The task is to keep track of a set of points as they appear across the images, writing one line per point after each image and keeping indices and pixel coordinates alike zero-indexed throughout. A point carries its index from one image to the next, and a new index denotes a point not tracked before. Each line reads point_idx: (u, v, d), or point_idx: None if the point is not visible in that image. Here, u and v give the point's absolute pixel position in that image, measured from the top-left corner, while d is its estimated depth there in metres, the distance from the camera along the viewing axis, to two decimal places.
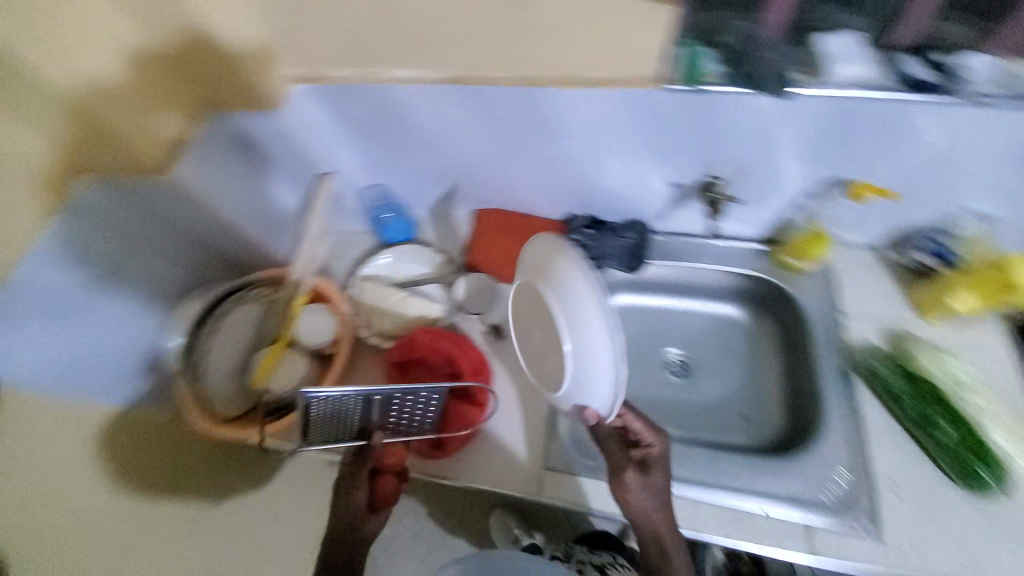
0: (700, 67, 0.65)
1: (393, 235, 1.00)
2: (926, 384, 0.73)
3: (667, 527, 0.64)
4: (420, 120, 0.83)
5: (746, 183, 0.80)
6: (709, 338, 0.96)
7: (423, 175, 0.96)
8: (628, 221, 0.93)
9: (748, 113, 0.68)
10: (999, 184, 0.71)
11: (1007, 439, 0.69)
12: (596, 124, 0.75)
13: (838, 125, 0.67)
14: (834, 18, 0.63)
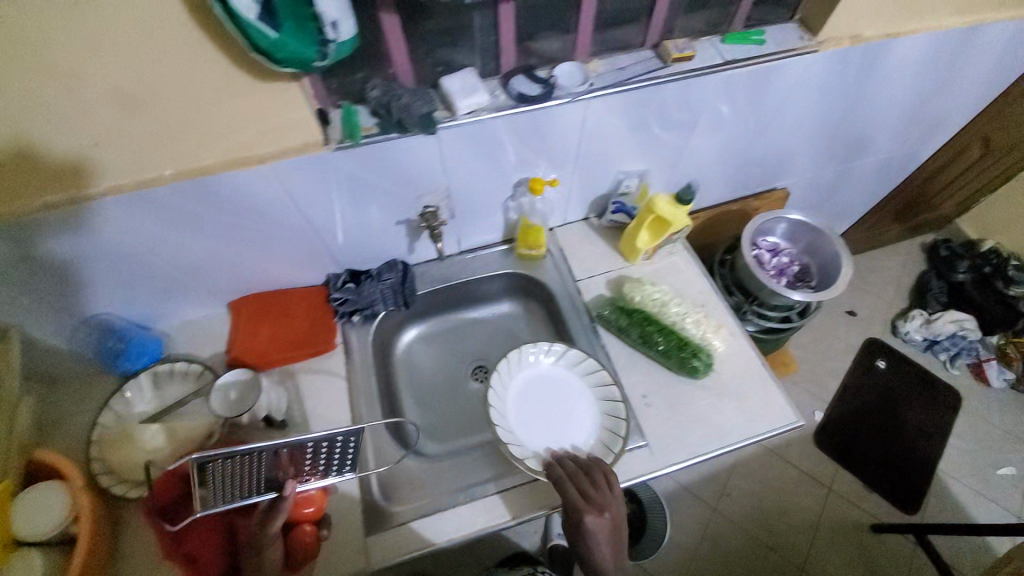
0: (357, 123, 0.71)
1: (137, 363, 0.87)
2: (637, 313, 0.93)
3: (604, 530, 0.71)
4: (100, 242, 0.74)
5: (461, 203, 0.90)
6: (495, 335, 1.10)
7: (145, 292, 0.86)
8: (385, 263, 1.00)
9: (421, 149, 0.75)
10: (634, 151, 0.92)
11: (695, 326, 0.92)
12: (285, 202, 0.78)
13: (500, 141, 0.79)
14: (453, 59, 0.72)
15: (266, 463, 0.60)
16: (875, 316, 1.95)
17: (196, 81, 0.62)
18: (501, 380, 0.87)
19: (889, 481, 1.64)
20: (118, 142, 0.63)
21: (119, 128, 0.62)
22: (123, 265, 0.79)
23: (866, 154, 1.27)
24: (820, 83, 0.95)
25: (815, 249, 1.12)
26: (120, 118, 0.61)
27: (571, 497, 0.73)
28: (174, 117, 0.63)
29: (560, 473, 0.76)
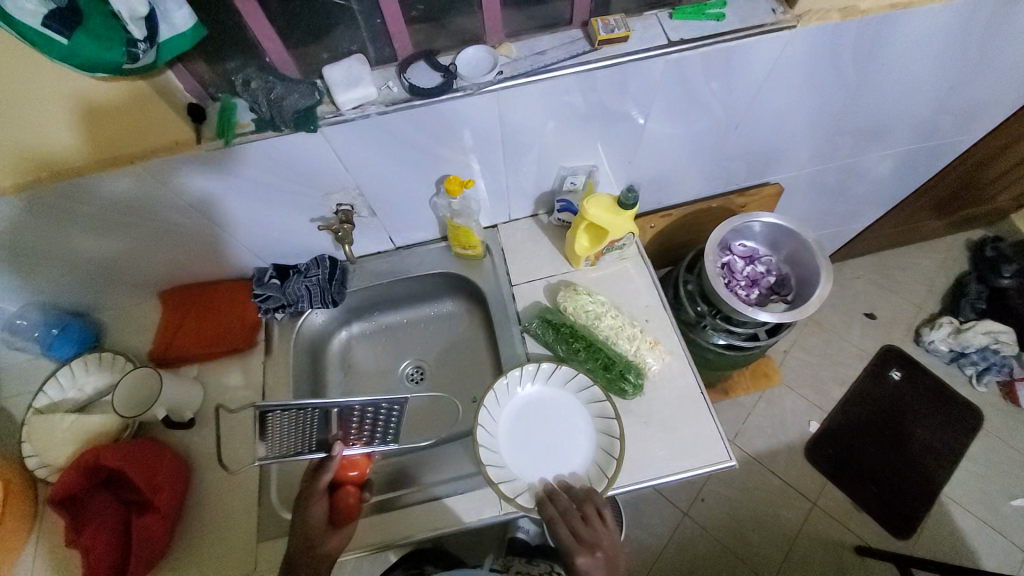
0: (234, 120, 0.67)
1: (66, 350, 0.89)
2: (565, 326, 0.86)
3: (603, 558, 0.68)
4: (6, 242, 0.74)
5: (378, 199, 0.85)
6: (434, 333, 1.05)
7: (67, 284, 0.86)
8: (313, 259, 0.96)
9: (312, 147, 0.70)
10: (570, 145, 0.83)
11: (628, 342, 0.85)
12: (184, 200, 0.75)
13: (405, 138, 0.73)
14: (341, 46, 0.67)
15: (321, 423, 0.72)
16: (897, 321, 1.74)
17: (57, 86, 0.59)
18: (492, 414, 0.80)
19: (882, 502, 1.50)
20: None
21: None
22: (40, 262, 0.80)
23: (878, 146, 1.09)
24: (802, 70, 0.79)
25: (796, 258, 1.00)
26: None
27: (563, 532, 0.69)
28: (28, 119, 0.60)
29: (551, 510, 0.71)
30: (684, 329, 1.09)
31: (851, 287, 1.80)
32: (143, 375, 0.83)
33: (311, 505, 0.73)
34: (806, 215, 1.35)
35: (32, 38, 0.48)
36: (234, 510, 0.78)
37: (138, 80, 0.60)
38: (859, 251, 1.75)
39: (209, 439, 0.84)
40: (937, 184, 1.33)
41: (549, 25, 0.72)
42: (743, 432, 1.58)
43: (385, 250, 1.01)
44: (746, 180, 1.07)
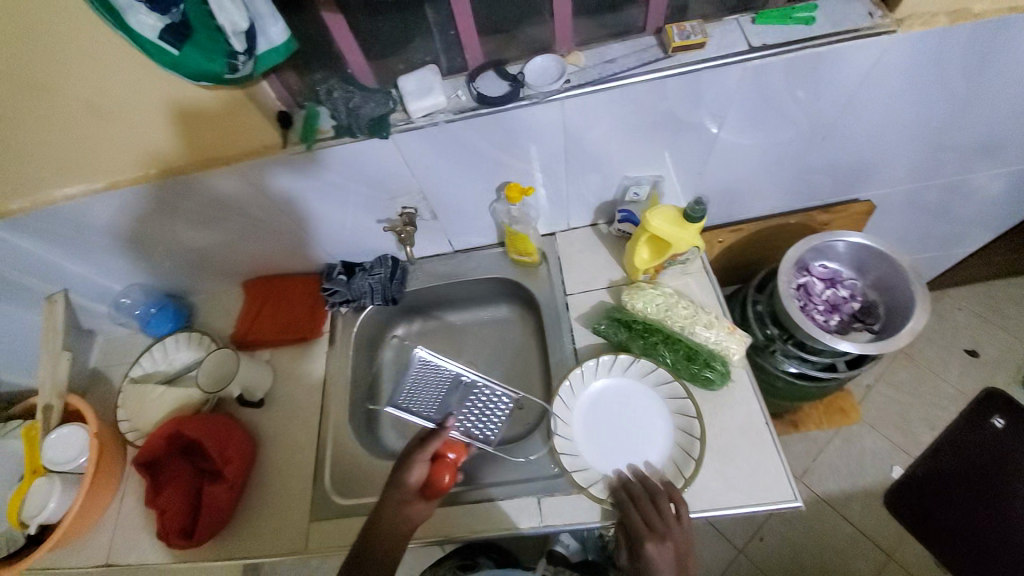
0: (316, 126, 0.73)
1: (163, 328, 0.99)
2: (637, 324, 0.84)
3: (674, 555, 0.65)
4: (121, 230, 0.85)
5: (439, 204, 0.88)
6: (484, 338, 1.06)
7: (169, 270, 0.97)
8: (377, 258, 1.01)
9: (383, 152, 0.74)
10: (635, 155, 0.81)
11: (709, 330, 0.81)
12: (266, 200, 0.82)
13: (470, 146, 0.75)
14: (415, 57, 0.70)
15: (450, 388, 0.85)
16: (1008, 361, 1.51)
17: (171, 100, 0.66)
18: (565, 404, 0.80)
19: (977, 567, 1.31)
20: (106, 145, 0.70)
21: (102, 134, 0.69)
22: (149, 249, 0.91)
23: (996, 162, 0.96)
24: (904, 77, 0.71)
25: (886, 284, 0.90)
26: (110, 129, 0.68)
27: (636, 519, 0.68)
28: (144, 124, 0.68)
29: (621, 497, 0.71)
30: (748, 352, 1.01)
31: (951, 319, 1.59)
32: (225, 356, 0.92)
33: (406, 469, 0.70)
34: (897, 236, 1.22)
35: (148, 48, 0.54)
36: (290, 488, 0.84)
37: (236, 91, 0.66)
38: (964, 279, 1.54)
39: (274, 420, 0.91)
40: None
41: (621, 33, 0.71)
42: (810, 469, 1.44)
43: (443, 253, 1.04)
44: (831, 195, 0.98)
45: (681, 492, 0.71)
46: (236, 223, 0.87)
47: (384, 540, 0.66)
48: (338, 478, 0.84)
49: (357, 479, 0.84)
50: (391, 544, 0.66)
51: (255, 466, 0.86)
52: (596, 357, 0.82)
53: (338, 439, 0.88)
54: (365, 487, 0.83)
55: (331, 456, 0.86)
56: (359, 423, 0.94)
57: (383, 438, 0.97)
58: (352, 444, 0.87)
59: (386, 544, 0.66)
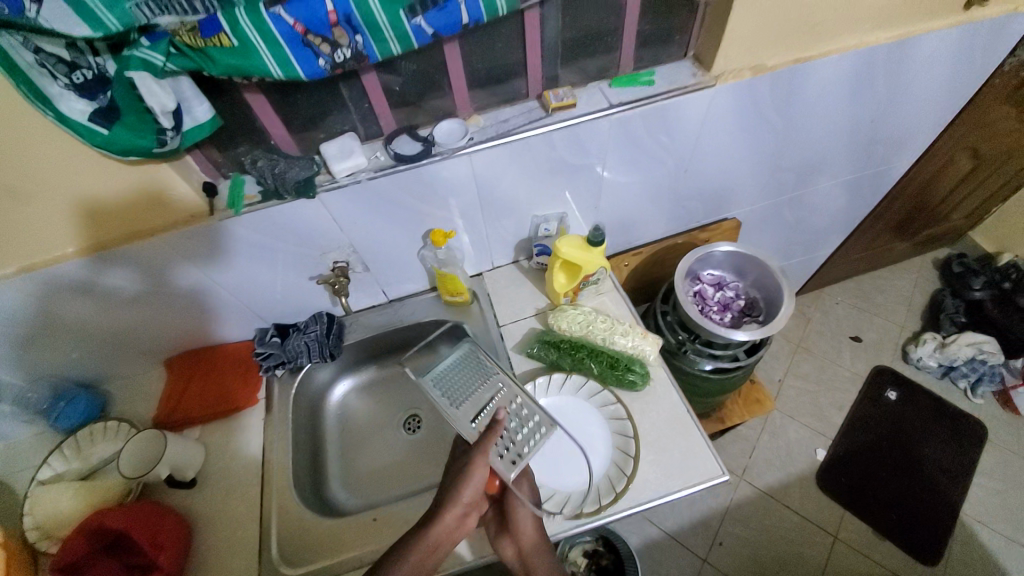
0: (242, 193, 0.78)
1: (75, 421, 0.92)
2: (564, 342, 0.92)
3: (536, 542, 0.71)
4: (30, 317, 0.81)
5: (371, 256, 0.94)
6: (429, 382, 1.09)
7: (85, 358, 0.92)
8: (312, 316, 1.03)
9: (312, 212, 0.80)
10: (541, 196, 0.94)
11: (625, 338, 0.91)
12: (195, 268, 0.84)
13: (393, 199, 0.83)
14: (335, 127, 0.79)
15: (487, 386, 0.79)
16: (883, 342, 1.79)
17: (95, 184, 0.69)
18: None
19: (905, 529, 1.44)
20: (17, 231, 0.69)
21: (12, 220, 0.68)
22: (63, 335, 0.86)
23: (822, 177, 1.22)
24: (734, 118, 0.92)
25: (761, 282, 1.08)
26: (22, 213, 0.68)
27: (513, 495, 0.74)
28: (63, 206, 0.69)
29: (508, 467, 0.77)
30: (668, 357, 1.13)
31: (833, 312, 1.86)
32: (152, 437, 0.86)
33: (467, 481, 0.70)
34: (771, 245, 1.46)
35: (80, 130, 0.59)
36: (234, 569, 0.78)
37: (162, 165, 0.71)
38: (834, 277, 1.83)
39: (211, 499, 0.85)
40: (887, 207, 1.45)
41: (511, 98, 0.86)
42: (750, 465, 1.55)
43: (380, 303, 1.08)
44: (706, 216, 1.18)
45: (624, 489, 0.77)
46: (163, 295, 0.87)
47: (419, 552, 0.65)
48: (288, 546, 0.80)
49: (309, 544, 0.80)
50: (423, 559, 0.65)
51: (191, 553, 0.80)
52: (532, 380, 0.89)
53: (284, 506, 0.84)
54: (319, 549, 0.80)
55: (278, 525, 0.82)
56: (307, 487, 0.91)
57: (333, 498, 0.94)
58: (299, 509, 0.84)
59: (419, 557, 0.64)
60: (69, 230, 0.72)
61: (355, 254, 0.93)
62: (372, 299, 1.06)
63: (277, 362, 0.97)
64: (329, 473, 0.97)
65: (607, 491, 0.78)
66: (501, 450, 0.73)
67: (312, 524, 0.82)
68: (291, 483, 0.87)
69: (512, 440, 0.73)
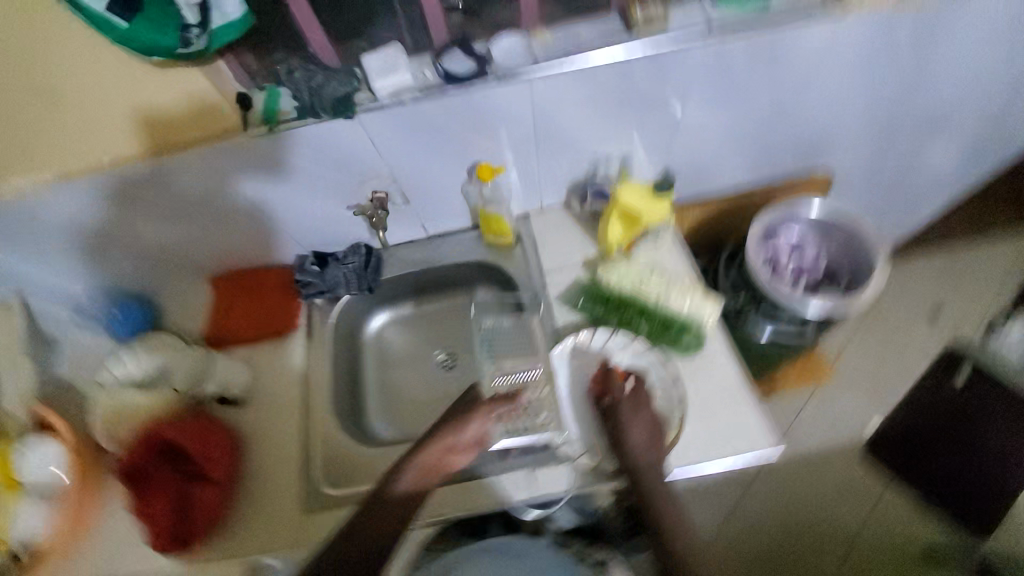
0: (276, 107, 0.72)
1: (131, 329, 0.95)
2: (613, 298, 0.85)
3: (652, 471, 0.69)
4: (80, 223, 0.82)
5: (412, 186, 0.87)
6: (468, 323, 1.06)
7: (132, 268, 0.93)
8: (351, 247, 0.98)
9: (352, 133, 0.73)
10: (607, 131, 0.81)
11: (683, 300, 0.82)
12: (234, 187, 0.81)
13: (439, 123, 0.74)
14: (377, 33, 0.70)
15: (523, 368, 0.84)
16: (966, 321, 1.60)
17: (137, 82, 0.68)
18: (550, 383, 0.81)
19: (946, 516, 1.38)
20: (71, 131, 0.71)
21: (67, 117, 0.70)
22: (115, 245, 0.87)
23: (945, 128, 1.01)
24: (853, 42, 0.75)
25: (848, 246, 0.95)
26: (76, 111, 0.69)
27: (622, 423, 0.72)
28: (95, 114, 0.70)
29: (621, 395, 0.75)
30: (726, 321, 1.05)
31: (912, 284, 1.67)
32: (202, 356, 0.90)
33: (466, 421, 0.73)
34: (860, 205, 1.27)
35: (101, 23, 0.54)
36: (278, 483, 0.82)
37: (190, 69, 0.67)
38: (921, 244, 1.61)
39: (255, 414, 0.89)
40: (1013, 168, 1.21)
41: (581, 8, 0.73)
42: (786, 437, 1.50)
43: (419, 239, 1.03)
44: (796, 166, 1.00)
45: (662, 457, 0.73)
46: (205, 213, 0.85)
47: (414, 470, 0.68)
48: (328, 469, 0.84)
49: (347, 469, 0.84)
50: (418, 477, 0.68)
51: (238, 465, 0.84)
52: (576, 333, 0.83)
53: (323, 430, 0.87)
54: (357, 475, 0.83)
55: (319, 447, 0.85)
56: (344, 412, 0.93)
57: (370, 427, 0.96)
58: (337, 436, 0.87)
59: (414, 474, 0.68)
60: (115, 134, 0.72)
61: (396, 183, 0.86)
62: (412, 233, 1.01)
63: (317, 290, 0.96)
64: (365, 401, 0.99)
65: None
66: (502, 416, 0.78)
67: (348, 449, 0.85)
68: (329, 410, 0.89)
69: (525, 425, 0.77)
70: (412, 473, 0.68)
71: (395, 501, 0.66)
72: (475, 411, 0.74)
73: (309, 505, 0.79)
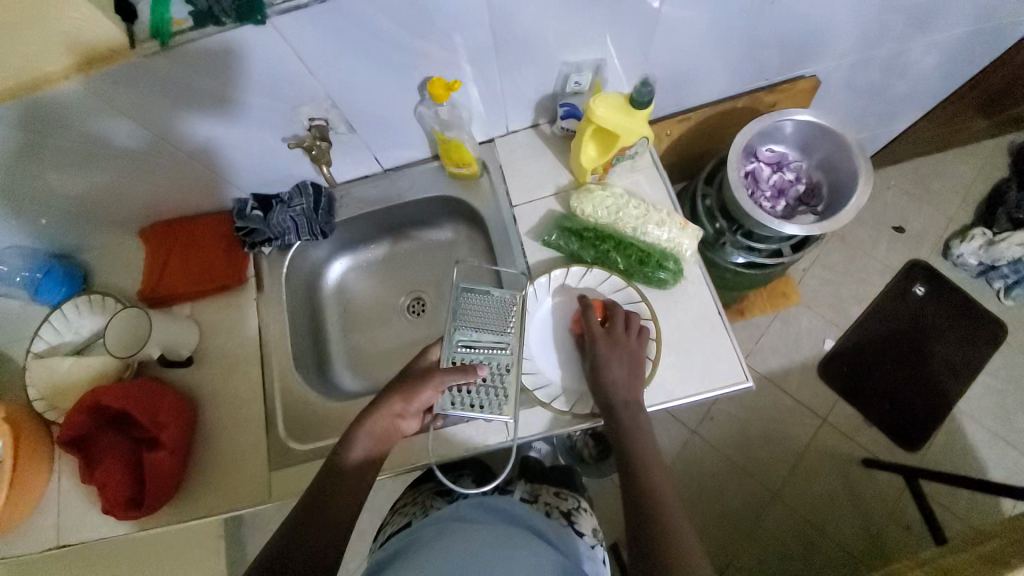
0: (167, 12, 0.57)
1: (57, 294, 0.85)
2: (588, 230, 0.79)
3: (628, 404, 0.68)
4: None
5: (353, 112, 0.76)
6: (434, 265, 1.00)
7: (56, 227, 0.82)
8: (295, 187, 0.89)
9: (268, 44, 0.60)
10: (573, 33, 0.71)
11: (660, 228, 0.78)
12: (135, 120, 0.67)
13: (373, 30, 0.62)
14: None
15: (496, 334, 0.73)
16: (928, 234, 1.63)
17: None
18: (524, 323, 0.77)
19: (894, 416, 1.50)
20: None
21: None
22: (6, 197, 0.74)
23: (939, 24, 0.93)
24: None
25: (830, 164, 0.89)
26: None
27: (599, 359, 0.70)
28: (8, 10, 0.53)
29: (598, 331, 0.71)
30: (701, 247, 1.01)
31: (881, 199, 1.67)
32: (134, 315, 0.80)
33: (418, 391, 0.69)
34: (839, 116, 1.21)
35: None
36: (241, 441, 0.79)
37: None
38: (895, 157, 1.58)
39: (210, 376, 0.83)
40: (1000, 70, 1.15)
41: None
42: (754, 352, 1.55)
43: (374, 173, 0.93)
44: (777, 74, 0.93)
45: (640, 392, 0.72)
46: (110, 155, 0.72)
47: (368, 439, 0.65)
48: (293, 423, 0.80)
49: (314, 422, 0.80)
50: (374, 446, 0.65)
51: (196, 426, 0.80)
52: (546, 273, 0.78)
53: (286, 385, 0.82)
54: (325, 427, 0.79)
55: (283, 403, 0.81)
56: (307, 366, 0.88)
57: (337, 379, 0.93)
58: (302, 388, 0.82)
59: (368, 442, 0.65)
60: None
61: (335, 109, 0.74)
62: (363, 168, 0.91)
63: (263, 238, 0.87)
64: (330, 353, 0.95)
65: None
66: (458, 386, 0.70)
67: (315, 405, 0.81)
68: (291, 365, 0.83)
69: (489, 395, 0.71)
70: (367, 442, 0.65)
71: (351, 473, 0.63)
72: (430, 379, 0.68)
73: (280, 462, 0.77)
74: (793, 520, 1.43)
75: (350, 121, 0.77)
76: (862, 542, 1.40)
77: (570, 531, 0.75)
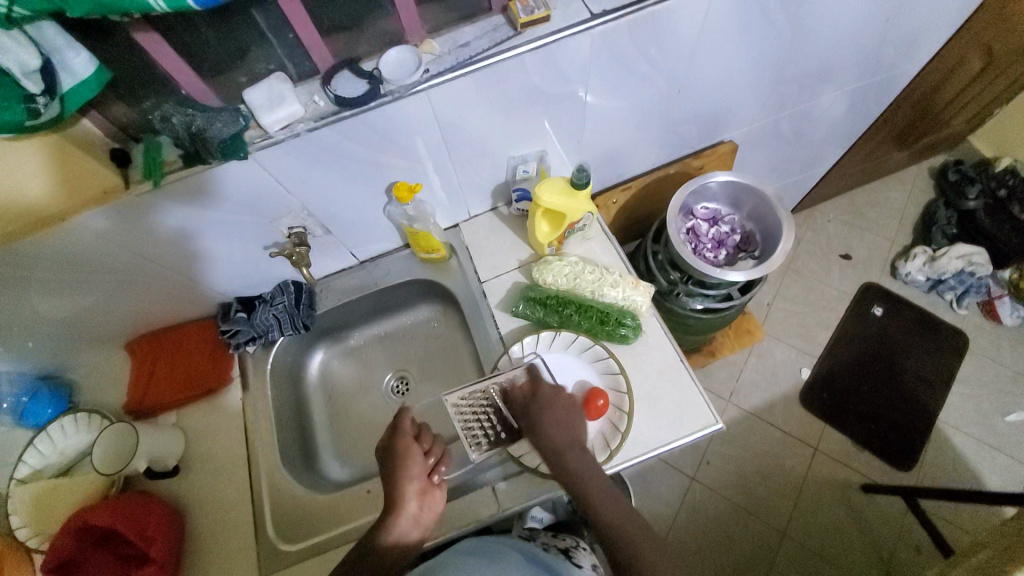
0: (159, 158, 0.66)
1: (43, 415, 0.86)
2: (550, 297, 0.86)
3: (575, 449, 0.69)
4: None
5: (329, 218, 0.85)
6: (414, 343, 1.05)
7: (40, 347, 0.82)
8: (277, 286, 0.95)
9: (247, 173, 0.69)
10: (516, 133, 0.82)
11: (615, 289, 0.86)
12: (128, 248, 0.74)
13: (342, 151, 0.72)
14: (257, 67, 0.66)
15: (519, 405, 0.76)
16: (874, 258, 1.76)
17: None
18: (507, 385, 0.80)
19: (883, 436, 1.52)
20: None
21: None
22: None
23: (829, 88, 1.09)
24: (734, 24, 0.78)
25: (757, 213, 1.01)
26: None
27: (542, 419, 0.71)
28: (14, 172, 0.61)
29: (521, 405, 0.73)
30: (659, 298, 1.09)
31: (825, 231, 1.81)
32: (124, 430, 0.81)
33: (411, 431, 0.73)
34: (766, 166, 1.35)
35: None
36: (230, 548, 0.78)
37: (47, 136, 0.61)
38: (827, 194, 1.75)
39: (197, 485, 0.83)
40: (895, 114, 1.32)
41: (471, 16, 0.71)
42: (736, 388, 1.60)
43: (350, 266, 1.00)
44: (699, 142, 1.07)
45: (618, 447, 0.75)
46: (102, 278, 0.78)
47: (416, 498, 0.67)
48: (282, 524, 0.79)
49: (304, 519, 0.79)
50: (420, 515, 0.67)
51: (184, 537, 0.79)
52: (521, 342, 0.83)
53: (274, 482, 0.83)
54: (315, 524, 0.79)
55: (270, 499, 0.81)
56: (295, 460, 0.89)
57: (326, 471, 0.93)
58: (289, 483, 0.82)
59: (416, 506, 0.67)
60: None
61: (310, 216, 0.82)
62: (337, 264, 0.98)
63: (245, 337, 0.91)
64: (318, 445, 0.96)
65: (601, 448, 0.76)
66: (471, 395, 0.76)
67: (306, 497, 0.81)
68: (277, 460, 0.84)
69: (480, 428, 0.75)
70: (415, 503, 0.67)
71: (382, 560, 0.63)
72: (407, 450, 0.70)
73: (272, 569, 0.75)
74: (810, 560, 1.39)
75: (325, 224, 0.86)
76: (880, 572, 1.37)
77: (569, 563, 0.74)
